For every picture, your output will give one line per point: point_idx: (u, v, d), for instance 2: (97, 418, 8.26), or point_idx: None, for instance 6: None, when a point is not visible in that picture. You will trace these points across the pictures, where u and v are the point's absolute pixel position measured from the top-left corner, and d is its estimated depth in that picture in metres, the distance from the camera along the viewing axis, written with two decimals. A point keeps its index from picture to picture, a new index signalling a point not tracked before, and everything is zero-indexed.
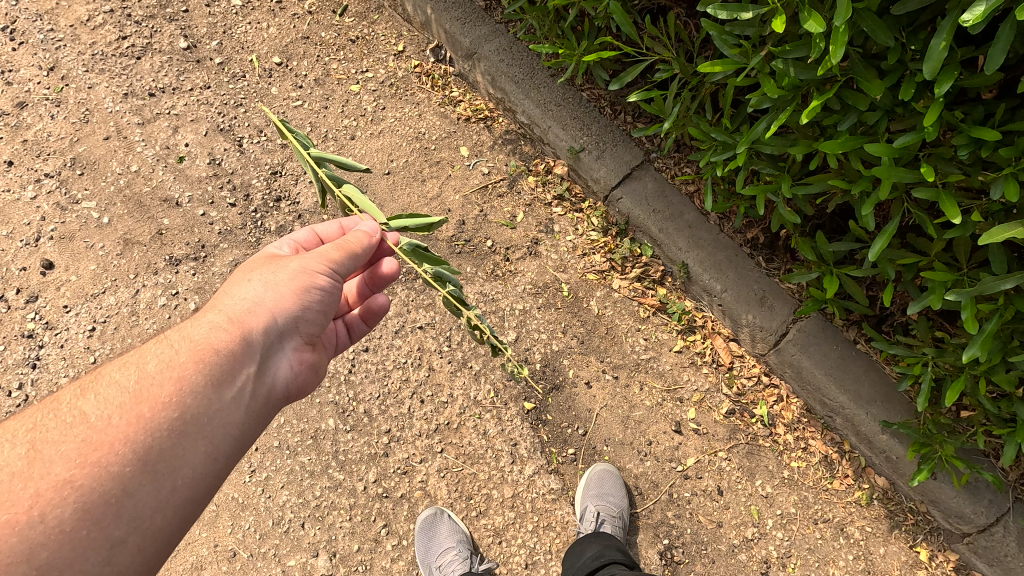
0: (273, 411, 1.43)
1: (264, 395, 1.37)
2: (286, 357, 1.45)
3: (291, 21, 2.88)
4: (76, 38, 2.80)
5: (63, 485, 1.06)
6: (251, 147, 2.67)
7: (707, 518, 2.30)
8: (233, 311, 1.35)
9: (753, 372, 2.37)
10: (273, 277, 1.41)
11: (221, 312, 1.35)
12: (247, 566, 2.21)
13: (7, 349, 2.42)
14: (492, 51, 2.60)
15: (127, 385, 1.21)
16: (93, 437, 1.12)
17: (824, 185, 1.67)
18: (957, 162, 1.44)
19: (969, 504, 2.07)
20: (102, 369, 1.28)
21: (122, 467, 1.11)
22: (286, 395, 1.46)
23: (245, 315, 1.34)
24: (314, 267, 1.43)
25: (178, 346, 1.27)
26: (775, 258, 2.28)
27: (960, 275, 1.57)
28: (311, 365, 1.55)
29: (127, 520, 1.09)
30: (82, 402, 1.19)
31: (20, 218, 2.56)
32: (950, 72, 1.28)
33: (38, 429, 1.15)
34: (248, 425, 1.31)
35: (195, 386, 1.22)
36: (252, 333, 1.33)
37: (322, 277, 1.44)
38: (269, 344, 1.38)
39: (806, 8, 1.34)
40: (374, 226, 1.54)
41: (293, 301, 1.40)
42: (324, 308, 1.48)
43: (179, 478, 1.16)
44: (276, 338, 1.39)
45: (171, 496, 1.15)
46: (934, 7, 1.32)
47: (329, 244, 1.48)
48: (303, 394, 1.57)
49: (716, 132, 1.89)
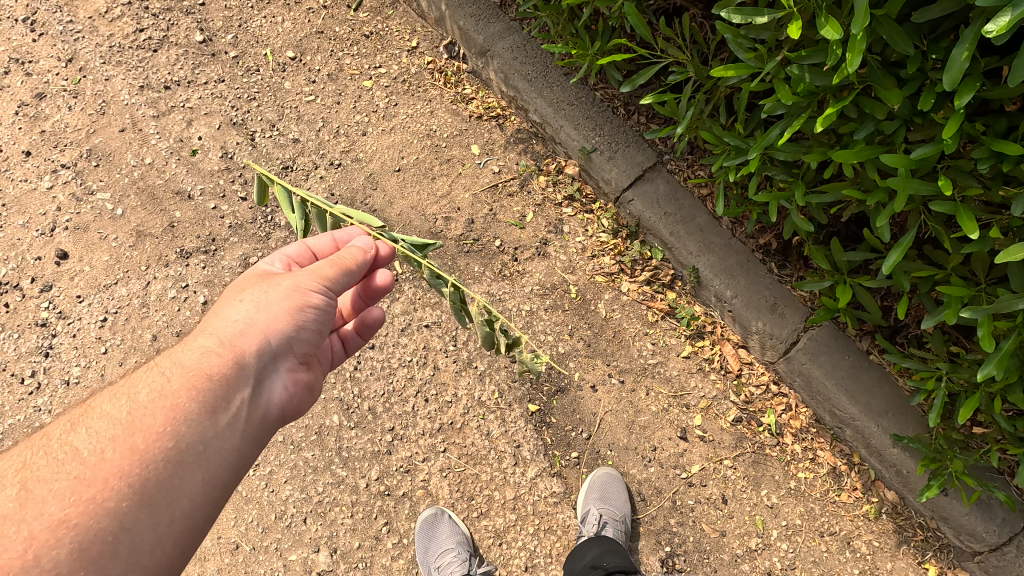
0: (273, 434, 1.42)
1: (262, 418, 1.36)
2: (281, 379, 1.43)
3: (306, 16, 2.88)
4: (94, 30, 2.83)
5: (59, 524, 1.07)
6: (264, 141, 2.69)
7: (711, 527, 2.27)
8: (224, 335, 1.36)
9: (762, 380, 2.33)
10: (264, 297, 1.43)
11: (213, 336, 1.37)
12: (249, 559, 2.23)
13: (21, 338, 2.45)
14: (506, 49, 2.58)
15: (119, 417, 1.22)
16: (86, 473, 1.13)
17: (839, 194, 1.63)
18: (976, 175, 1.40)
19: (981, 522, 2.02)
20: (93, 403, 1.31)
21: (119, 502, 1.12)
22: (284, 416, 1.45)
23: (237, 337, 1.36)
24: (307, 284, 1.45)
25: (169, 374, 1.29)
26: (787, 264, 2.24)
27: (978, 291, 1.53)
28: (309, 385, 1.54)
29: (127, 557, 1.09)
30: (74, 437, 1.22)
31: (37, 208, 2.60)
32: (972, 83, 1.23)
33: (30, 467, 1.18)
34: (246, 450, 1.31)
35: (188, 414, 1.23)
36: (244, 355, 1.35)
37: (315, 294, 1.46)
38: (263, 365, 1.38)
39: (823, 14, 1.30)
40: (368, 239, 1.59)
41: (286, 321, 1.41)
42: (319, 326, 1.49)
43: (178, 508, 1.17)
44: (269, 359, 1.40)
45: (170, 528, 1.15)
46: (958, 15, 1.28)
47: (320, 263, 1.50)
48: (300, 414, 1.54)
49: (730, 137, 1.86)
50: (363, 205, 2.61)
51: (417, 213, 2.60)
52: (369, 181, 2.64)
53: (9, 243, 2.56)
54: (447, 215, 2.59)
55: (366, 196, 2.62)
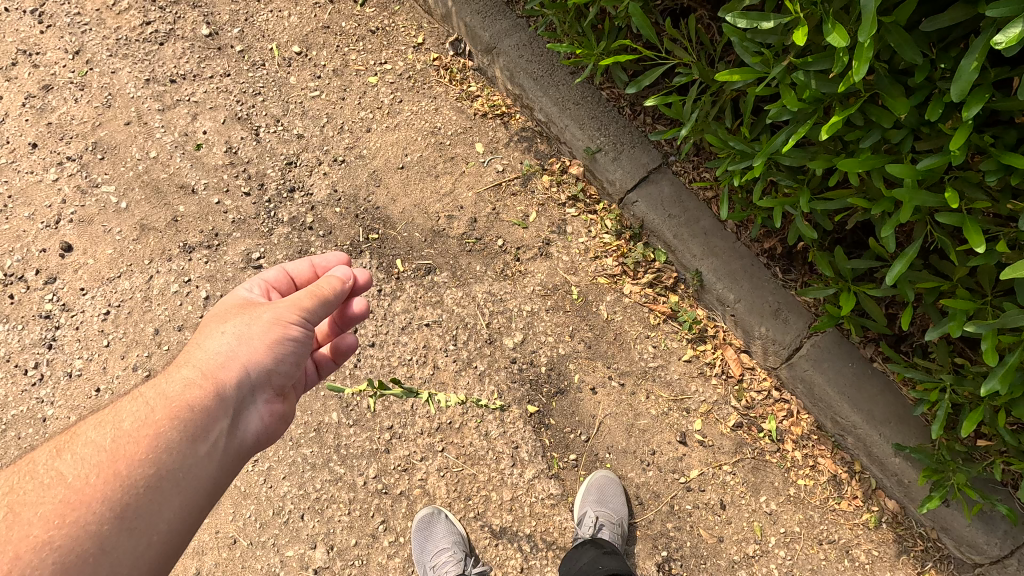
0: (245, 462, 1.47)
1: (236, 448, 1.42)
2: (257, 409, 1.49)
3: (312, 10, 2.86)
4: (102, 22, 2.83)
5: (41, 546, 1.09)
6: (268, 136, 2.68)
7: (708, 533, 2.26)
8: (206, 366, 1.40)
9: (763, 386, 2.31)
10: (246, 330, 1.47)
11: (195, 367, 1.40)
12: (247, 554, 2.25)
13: (25, 329, 2.47)
14: (512, 46, 2.56)
15: (103, 443, 1.25)
16: (71, 497, 1.16)
17: (844, 201, 1.61)
18: (984, 187, 1.38)
19: (983, 535, 2.01)
20: (76, 429, 1.33)
21: (100, 525, 1.15)
22: (256, 446, 1.51)
23: (218, 369, 1.40)
24: (287, 318, 1.51)
25: (152, 403, 1.32)
26: (792, 269, 2.21)
27: (984, 304, 1.50)
28: (281, 415, 1.60)
29: None
30: (58, 462, 1.24)
31: (43, 199, 2.61)
32: (981, 94, 1.21)
33: (16, 492, 1.19)
34: (221, 477, 1.36)
35: (170, 442, 1.27)
36: (225, 387, 1.39)
37: (294, 328, 1.51)
38: (241, 396, 1.43)
39: (830, 20, 1.28)
40: (346, 273, 1.68)
41: (266, 354, 1.47)
42: (296, 359, 1.55)
43: (156, 533, 1.21)
44: (248, 391, 1.45)
45: (147, 551, 1.19)
46: (967, 23, 1.25)
47: (299, 294, 1.55)
48: (270, 442, 1.59)
49: (735, 141, 1.83)
50: (366, 202, 2.60)
51: (419, 211, 2.58)
52: (372, 178, 2.63)
53: (15, 235, 2.57)
54: (450, 214, 2.57)
55: (369, 192, 2.61)
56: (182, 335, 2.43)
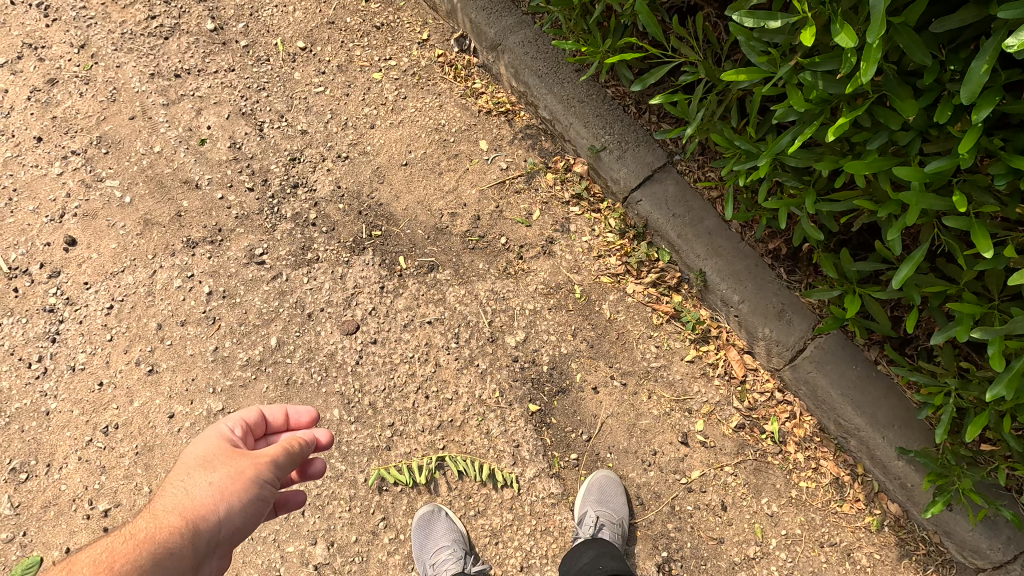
0: None
1: None
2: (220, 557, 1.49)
3: (317, 6, 2.86)
4: (107, 16, 2.83)
5: None
6: (272, 132, 2.68)
7: (709, 534, 2.25)
8: (182, 508, 1.43)
9: (766, 387, 2.30)
10: (221, 476, 1.49)
11: (173, 510, 1.43)
12: (247, 549, 2.23)
13: (28, 323, 2.46)
14: (517, 43, 2.54)
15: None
16: None
17: (851, 203, 1.59)
18: (993, 190, 1.36)
19: (985, 539, 1.99)
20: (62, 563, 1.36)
21: None
22: None
23: (193, 513, 1.42)
24: (260, 467, 1.53)
25: (128, 545, 1.35)
26: (797, 270, 2.20)
27: (990, 309, 1.49)
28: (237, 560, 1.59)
29: None
30: None
31: (47, 193, 2.61)
32: (991, 97, 1.19)
33: None
34: None
35: None
36: (196, 533, 1.41)
37: (265, 478, 1.53)
38: (209, 545, 1.44)
39: (838, 20, 1.26)
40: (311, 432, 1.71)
41: (238, 503, 1.48)
42: (263, 510, 1.55)
43: None
44: (215, 541, 1.46)
45: None
46: (978, 24, 1.24)
47: (276, 448, 1.60)
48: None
49: (741, 141, 1.82)
50: (369, 199, 2.59)
51: (423, 209, 2.58)
52: (375, 174, 2.63)
53: (20, 228, 2.57)
54: (453, 211, 2.57)
55: (372, 189, 2.60)
56: (185, 330, 2.42)
